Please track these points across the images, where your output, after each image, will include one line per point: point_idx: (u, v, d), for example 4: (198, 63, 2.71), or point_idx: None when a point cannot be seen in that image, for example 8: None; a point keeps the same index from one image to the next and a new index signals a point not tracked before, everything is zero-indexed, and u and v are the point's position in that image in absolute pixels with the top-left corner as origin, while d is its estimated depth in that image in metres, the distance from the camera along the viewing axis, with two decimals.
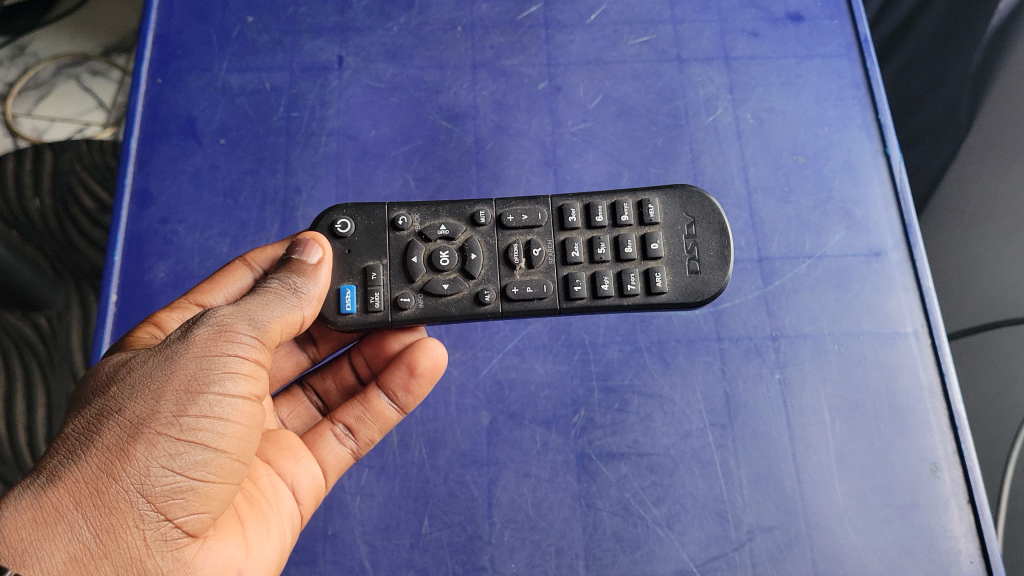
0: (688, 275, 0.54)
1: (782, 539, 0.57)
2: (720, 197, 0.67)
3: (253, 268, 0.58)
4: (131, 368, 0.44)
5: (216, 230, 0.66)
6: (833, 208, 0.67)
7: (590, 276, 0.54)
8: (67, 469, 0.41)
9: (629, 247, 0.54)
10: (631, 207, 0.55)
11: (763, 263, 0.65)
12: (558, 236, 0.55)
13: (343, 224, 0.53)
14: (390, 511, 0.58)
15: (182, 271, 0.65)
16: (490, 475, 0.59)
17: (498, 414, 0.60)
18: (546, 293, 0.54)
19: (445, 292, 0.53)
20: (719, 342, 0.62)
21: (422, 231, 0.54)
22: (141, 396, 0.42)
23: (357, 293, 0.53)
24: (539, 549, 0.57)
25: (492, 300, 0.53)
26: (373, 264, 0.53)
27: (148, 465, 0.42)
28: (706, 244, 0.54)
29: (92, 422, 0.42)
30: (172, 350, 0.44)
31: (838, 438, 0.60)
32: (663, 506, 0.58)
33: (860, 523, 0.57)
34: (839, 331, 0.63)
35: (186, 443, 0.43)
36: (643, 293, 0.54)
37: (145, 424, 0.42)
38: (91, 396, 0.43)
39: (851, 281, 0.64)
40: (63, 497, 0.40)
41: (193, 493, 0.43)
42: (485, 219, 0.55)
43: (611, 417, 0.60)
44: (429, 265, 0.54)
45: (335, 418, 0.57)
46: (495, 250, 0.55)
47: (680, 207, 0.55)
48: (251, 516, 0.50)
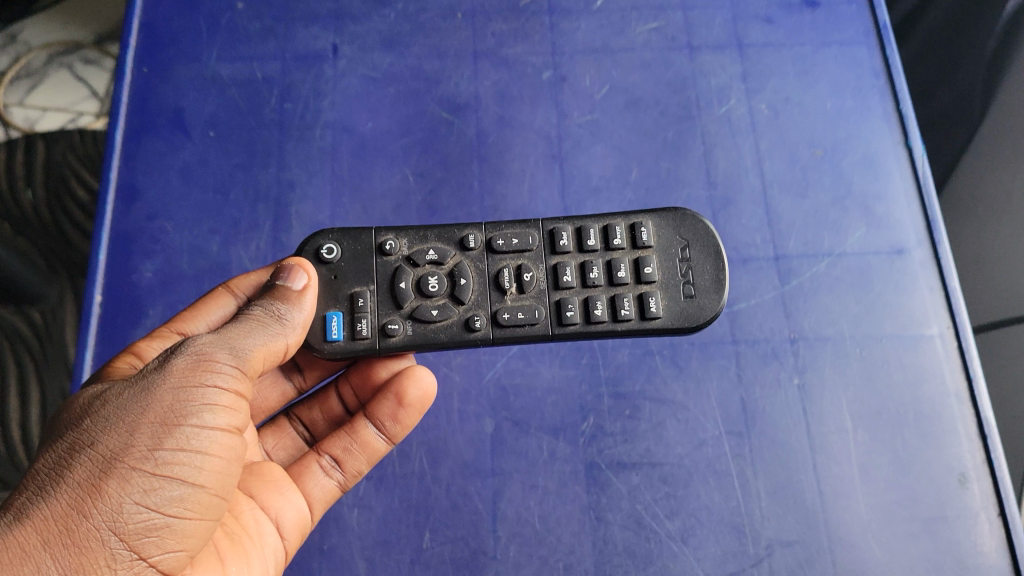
0: (683, 301, 0.51)
1: (803, 555, 0.54)
2: (734, 193, 0.64)
3: (237, 296, 0.54)
4: (105, 401, 0.40)
5: (206, 229, 0.63)
6: (852, 204, 0.64)
7: (583, 300, 0.51)
8: (35, 506, 0.37)
9: (622, 272, 0.51)
10: (623, 231, 0.52)
11: (780, 263, 0.62)
12: (549, 261, 0.52)
13: (329, 249, 0.50)
14: (389, 524, 0.55)
15: (170, 271, 0.62)
16: (495, 486, 0.56)
17: (503, 422, 0.57)
18: (537, 318, 0.50)
19: (435, 319, 0.50)
20: (734, 345, 0.59)
21: (412, 256, 0.51)
22: (117, 428, 0.39)
23: (344, 318, 0.50)
24: (547, 565, 0.54)
25: (482, 326, 0.50)
26: (360, 290, 0.50)
27: (120, 501, 0.38)
28: (700, 269, 0.52)
29: (65, 456, 0.38)
30: (149, 381, 0.41)
31: (860, 446, 0.57)
32: (677, 519, 0.55)
33: (885, 538, 0.54)
34: (860, 333, 0.60)
35: (160, 478, 0.39)
36: (637, 320, 0.50)
37: (118, 459, 0.38)
38: (66, 429, 0.40)
39: (872, 280, 0.61)
40: (30, 536, 0.36)
41: (168, 530, 0.40)
42: (475, 244, 0.52)
43: (622, 424, 0.57)
44: (419, 290, 0.50)
45: (322, 448, 0.54)
46: (485, 275, 0.51)
47: (673, 231, 0.52)
48: (232, 552, 0.46)
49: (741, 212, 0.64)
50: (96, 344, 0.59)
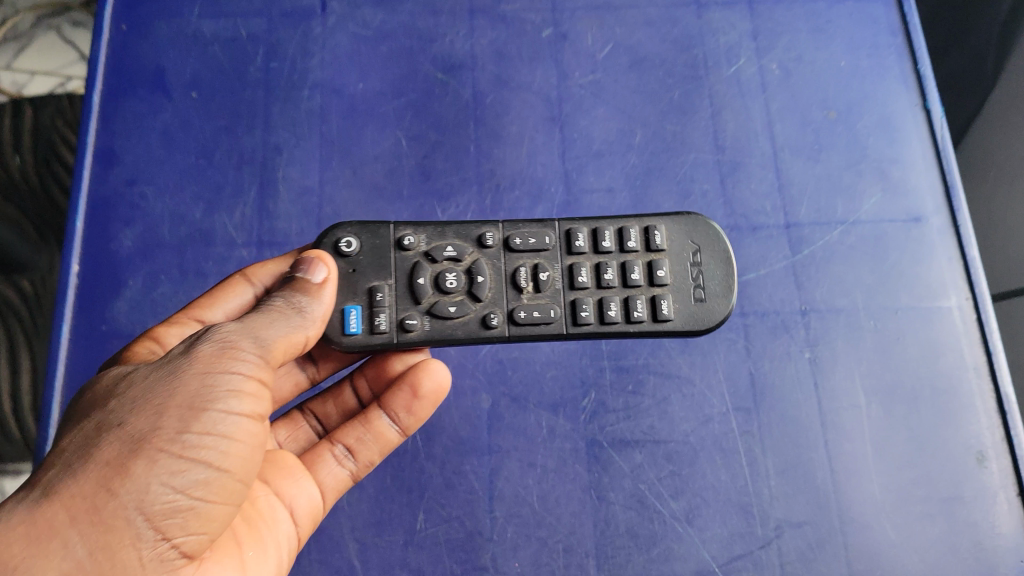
0: (692, 306, 0.47)
1: (813, 536, 0.52)
2: (743, 157, 0.61)
3: (254, 284, 0.50)
4: (131, 383, 0.37)
5: (188, 194, 0.60)
6: (867, 169, 0.61)
7: (598, 301, 0.47)
8: (62, 484, 0.34)
9: (635, 274, 0.47)
10: (638, 233, 0.48)
11: (791, 231, 0.59)
12: (566, 261, 0.48)
13: (349, 242, 0.46)
14: (381, 504, 0.52)
15: (151, 239, 0.59)
16: (491, 464, 0.53)
17: (500, 397, 0.55)
18: (553, 317, 0.47)
19: (453, 315, 0.46)
20: (743, 318, 0.57)
21: (431, 252, 0.47)
22: (146, 407, 0.36)
23: (363, 312, 0.46)
24: (546, 546, 0.51)
25: (499, 322, 0.46)
26: (379, 283, 0.46)
27: (148, 483, 0.34)
28: (711, 273, 0.48)
29: (91, 435, 0.35)
30: (176, 364, 0.37)
31: (874, 424, 0.54)
32: (682, 499, 0.52)
33: (899, 519, 0.52)
34: (874, 305, 0.57)
35: (189, 461, 0.36)
36: (648, 322, 0.47)
37: (146, 439, 0.35)
38: (86, 410, 0.36)
39: (887, 248, 0.59)
40: (58, 513, 0.33)
41: (192, 514, 0.36)
42: (493, 241, 0.48)
43: (624, 400, 0.55)
44: (438, 286, 0.47)
45: (335, 437, 0.51)
46: (502, 273, 0.48)
47: (688, 233, 0.48)
48: (248, 537, 0.43)
49: (750, 176, 0.61)
50: (74, 315, 0.57)
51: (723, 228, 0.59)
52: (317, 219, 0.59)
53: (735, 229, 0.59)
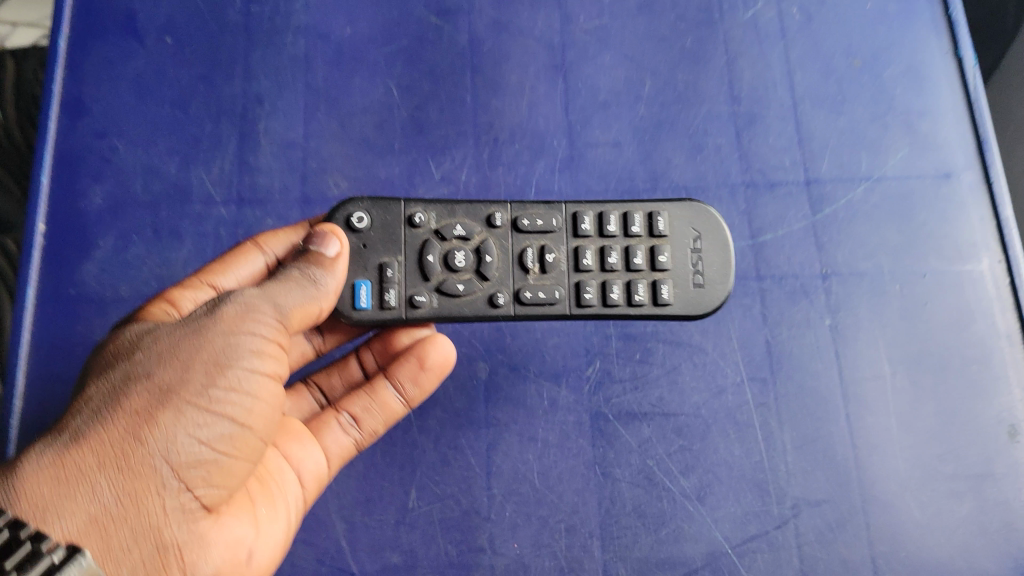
0: (692, 293, 0.45)
1: (832, 516, 0.48)
2: (760, 108, 0.57)
3: (266, 253, 0.49)
4: (157, 336, 0.37)
5: (163, 148, 0.56)
6: (894, 121, 0.56)
7: (602, 284, 0.45)
8: (90, 429, 0.34)
9: (639, 259, 0.45)
10: (643, 217, 0.46)
11: (811, 188, 0.55)
12: (572, 243, 0.45)
13: (359, 217, 0.44)
14: (371, 481, 0.49)
15: (122, 196, 0.54)
16: (489, 438, 0.50)
17: (499, 367, 0.51)
18: (558, 299, 0.44)
19: (461, 294, 0.44)
20: (758, 282, 0.53)
21: (441, 230, 0.44)
22: (172, 361, 0.36)
23: (373, 287, 0.44)
24: (547, 526, 0.48)
25: (505, 302, 0.44)
26: (389, 259, 0.44)
27: (174, 433, 0.34)
28: (713, 259, 0.46)
29: (117, 385, 0.35)
30: (200, 322, 0.38)
31: (898, 394, 0.51)
32: (692, 476, 0.49)
33: (925, 497, 0.49)
34: (900, 268, 0.53)
35: (214, 414, 0.36)
36: (647, 306, 0.45)
37: (173, 391, 0.35)
38: (108, 363, 0.36)
39: (914, 206, 0.54)
40: (86, 456, 0.33)
41: (216, 467, 0.36)
42: (502, 221, 0.45)
43: (631, 370, 0.51)
44: (447, 264, 0.44)
45: (340, 407, 0.48)
46: (509, 253, 0.45)
47: (693, 217, 0.46)
48: (260, 494, 0.41)
49: (768, 129, 0.56)
50: (40, 278, 0.53)
51: (738, 185, 0.55)
52: (302, 175, 0.55)
53: (752, 186, 0.55)
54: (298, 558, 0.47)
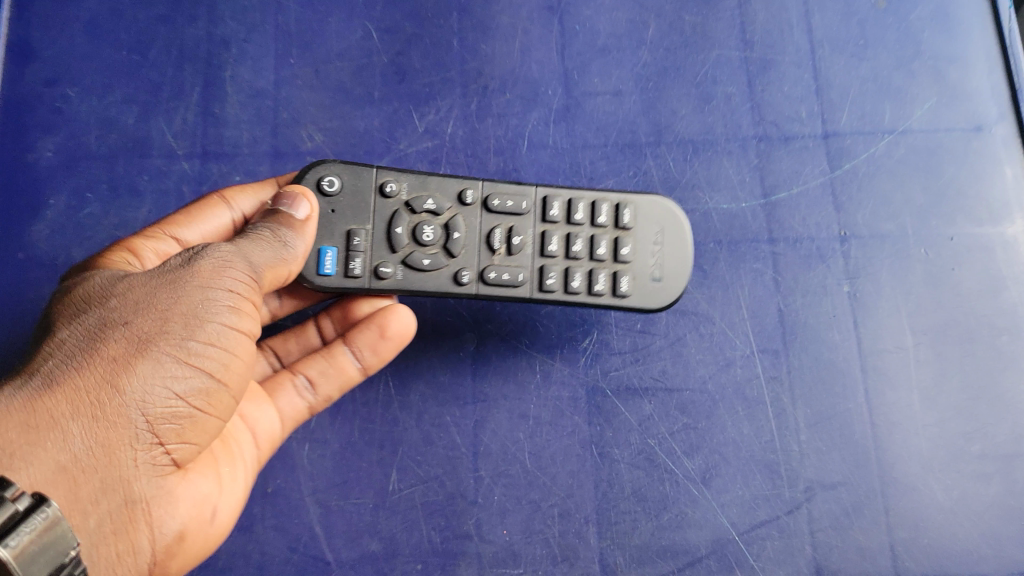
0: (648, 286, 0.44)
1: (848, 500, 0.44)
2: (775, 53, 0.52)
3: (233, 210, 0.45)
4: (131, 282, 0.35)
5: (120, 96, 0.51)
6: (921, 68, 0.51)
7: (565, 270, 0.44)
8: (63, 374, 0.31)
9: (602, 248, 0.44)
10: (610, 207, 0.44)
11: (830, 141, 0.50)
12: (539, 227, 0.44)
13: (330, 180, 0.41)
14: (347, 461, 0.45)
15: (75, 150, 0.49)
16: (476, 415, 0.46)
17: (487, 338, 0.47)
18: (521, 281, 0.43)
19: (426, 268, 0.42)
20: (771, 245, 0.48)
21: (413, 202, 0.42)
22: (150, 310, 0.33)
23: (339, 255, 0.41)
24: (539, 511, 0.44)
25: (469, 280, 0.43)
26: (357, 227, 0.42)
27: (150, 384, 0.32)
28: (674, 255, 0.44)
29: (92, 332, 0.32)
30: (177, 270, 0.35)
31: (921, 368, 0.46)
32: (697, 457, 0.45)
33: (949, 479, 0.45)
34: (926, 230, 0.49)
35: (191, 367, 0.33)
36: (604, 297, 0.43)
37: (150, 340, 0.33)
38: (79, 309, 0.34)
39: (942, 162, 0.50)
40: (59, 403, 0.31)
41: (189, 423, 0.34)
42: (473, 199, 0.43)
43: (631, 341, 0.47)
44: (416, 237, 0.42)
45: (296, 368, 0.44)
46: (477, 232, 0.43)
47: (659, 212, 0.45)
48: (224, 453, 0.38)
49: (784, 77, 0.51)
50: None
51: (750, 138, 0.50)
52: (272, 127, 0.50)
53: (764, 139, 0.50)
54: (269, 545, 0.44)
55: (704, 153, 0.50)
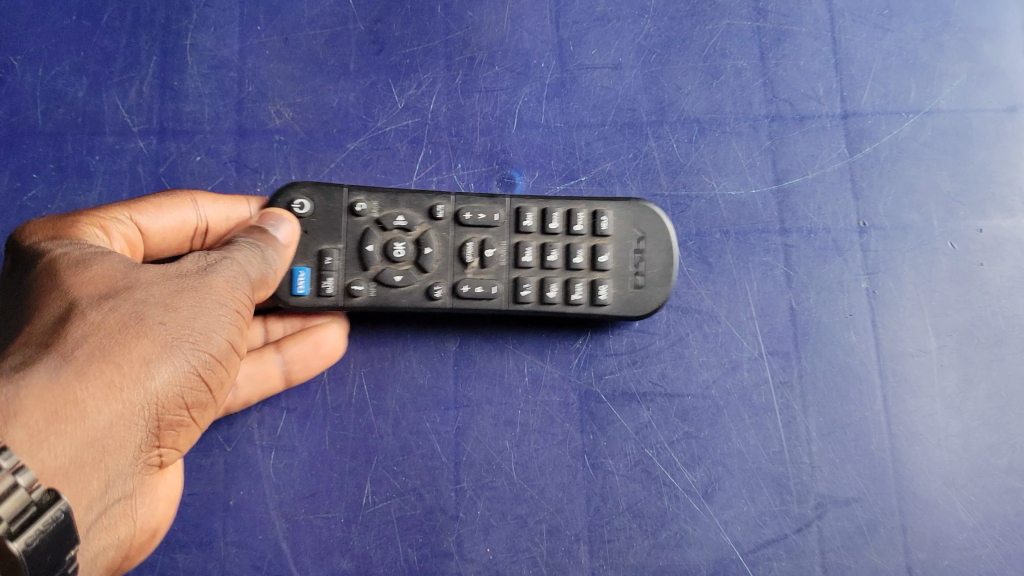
0: (628, 293, 0.42)
1: (863, 518, 0.41)
2: (791, 23, 0.47)
3: (201, 214, 0.41)
4: (155, 276, 0.32)
5: (69, 67, 0.46)
6: (951, 40, 0.47)
7: (541, 281, 0.42)
8: (98, 364, 0.29)
9: (578, 257, 0.42)
10: (587, 215, 0.42)
11: (849, 122, 0.46)
12: (514, 238, 0.42)
13: (299, 202, 0.41)
14: (316, 471, 0.41)
15: (19, 125, 0.45)
16: (458, 422, 0.42)
17: (471, 337, 0.43)
18: (497, 293, 0.41)
19: (398, 284, 0.41)
20: (783, 236, 0.44)
21: (383, 219, 0.41)
22: (178, 312, 0.32)
23: (312, 275, 0.41)
24: (525, 527, 0.41)
25: (442, 295, 0.41)
26: (328, 247, 0.41)
27: (169, 391, 0.31)
28: (654, 261, 0.42)
29: (126, 322, 0.30)
30: (197, 276, 0.33)
31: (945, 373, 0.43)
32: (699, 469, 0.41)
33: (974, 495, 0.41)
34: (952, 221, 0.44)
35: (202, 379, 0.32)
36: (583, 306, 0.41)
37: (178, 346, 0.31)
38: (101, 292, 0.31)
39: (972, 146, 0.45)
40: (94, 396, 0.28)
41: (181, 432, 0.33)
42: (443, 213, 0.42)
43: (628, 341, 0.43)
44: (386, 253, 0.41)
45: None
46: (449, 246, 0.42)
47: (636, 218, 0.42)
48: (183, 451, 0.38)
49: (800, 50, 0.47)
50: None
51: (762, 117, 0.46)
52: (237, 102, 0.46)
53: (777, 119, 0.46)
54: (230, 563, 0.40)
55: (711, 134, 0.46)
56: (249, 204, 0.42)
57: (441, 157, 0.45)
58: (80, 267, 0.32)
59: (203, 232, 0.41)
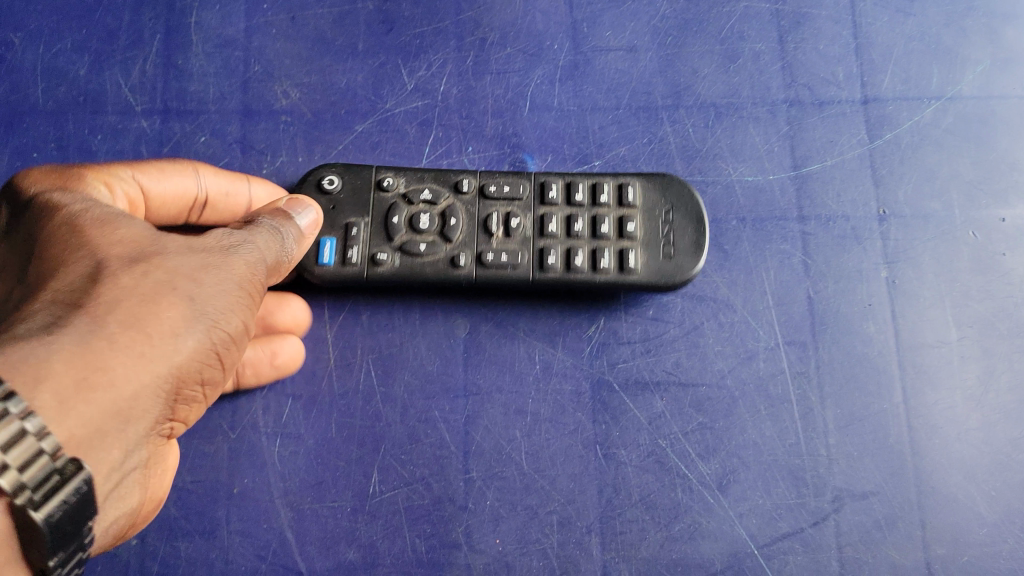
0: (656, 260, 0.41)
1: (882, 512, 0.40)
2: (810, 7, 0.46)
3: (203, 186, 0.40)
4: (182, 248, 0.32)
5: (72, 45, 0.45)
6: (973, 26, 0.46)
7: (567, 250, 0.41)
8: (126, 333, 0.28)
9: (605, 226, 0.41)
10: (612, 187, 0.42)
11: (870, 107, 0.45)
12: (539, 210, 0.42)
13: (329, 178, 0.41)
14: (322, 459, 0.40)
15: (19, 103, 0.44)
16: (468, 410, 0.41)
17: (481, 323, 0.42)
18: (521, 261, 0.41)
19: (423, 254, 0.41)
20: (801, 224, 0.43)
21: (409, 193, 0.42)
22: (204, 287, 0.31)
23: (338, 245, 0.41)
24: (535, 519, 0.40)
25: (466, 264, 0.41)
26: (356, 220, 0.41)
27: (192, 367, 0.30)
28: (683, 231, 0.41)
29: (154, 292, 0.29)
30: (221, 253, 0.33)
31: (966, 365, 0.42)
32: (714, 461, 0.40)
33: (994, 490, 0.40)
34: (974, 210, 0.43)
35: (218, 358, 0.32)
36: (611, 274, 0.41)
37: (204, 321, 0.31)
38: (127, 256, 0.30)
39: (996, 133, 0.44)
40: (122, 365, 0.27)
41: (191, 408, 0.32)
42: (469, 187, 0.42)
43: (642, 330, 0.42)
44: (412, 225, 0.41)
45: None
46: (474, 219, 0.42)
47: (662, 192, 0.42)
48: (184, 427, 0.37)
49: (819, 34, 0.46)
50: None
51: (780, 102, 0.45)
52: (243, 82, 0.45)
53: (796, 104, 0.45)
54: (233, 552, 0.39)
55: (728, 118, 0.45)
56: (249, 185, 0.41)
57: (451, 140, 0.44)
58: (106, 228, 0.31)
59: (202, 205, 0.40)
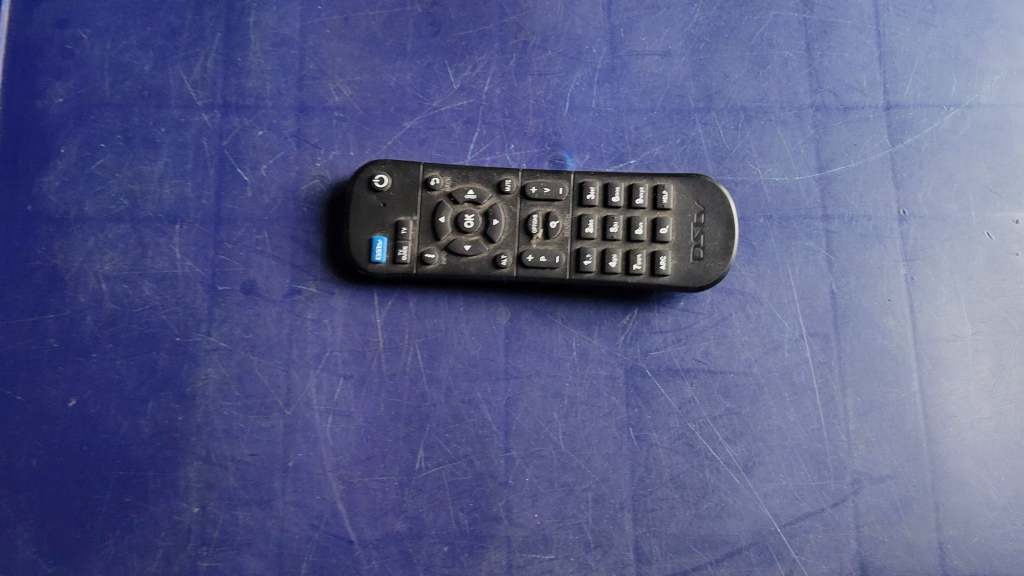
0: (686, 264, 0.43)
1: (898, 494, 0.42)
2: (837, 16, 0.49)
3: None
4: None
5: (136, 41, 0.47)
6: (991, 38, 0.48)
7: (603, 252, 0.44)
8: None
9: (639, 229, 0.44)
10: (647, 190, 0.44)
11: (892, 113, 0.47)
12: (577, 211, 0.44)
13: (380, 178, 0.44)
14: (372, 436, 0.43)
15: (87, 96, 0.46)
16: (508, 393, 0.43)
17: (521, 311, 0.44)
18: (560, 263, 0.43)
19: (467, 253, 0.43)
20: (825, 222, 0.45)
21: (454, 193, 0.44)
22: None
23: (389, 244, 0.43)
24: (571, 495, 0.42)
25: (508, 264, 0.43)
26: (405, 219, 0.44)
27: None
28: (712, 233, 0.44)
29: None
30: None
31: (979, 359, 0.44)
32: (740, 444, 0.43)
33: (1005, 476, 0.43)
34: (989, 212, 0.46)
35: None
36: (643, 277, 0.43)
37: None
38: None
39: (1011, 140, 0.47)
40: None
41: None
42: (511, 188, 0.44)
43: (673, 320, 0.44)
44: (457, 224, 0.44)
45: None
46: (515, 218, 0.44)
47: (695, 194, 0.44)
48: None
49: (845, 42, 0.48)
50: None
51: (807, 106, 0.47)
52: (298, 79, 0.47)
53: (822, 108, 0.47)
54: (289, 522, 0.41)
55: (757, 121, 0.47)
56: None
57: (494, 137, 0.47)
58: None
59: None
